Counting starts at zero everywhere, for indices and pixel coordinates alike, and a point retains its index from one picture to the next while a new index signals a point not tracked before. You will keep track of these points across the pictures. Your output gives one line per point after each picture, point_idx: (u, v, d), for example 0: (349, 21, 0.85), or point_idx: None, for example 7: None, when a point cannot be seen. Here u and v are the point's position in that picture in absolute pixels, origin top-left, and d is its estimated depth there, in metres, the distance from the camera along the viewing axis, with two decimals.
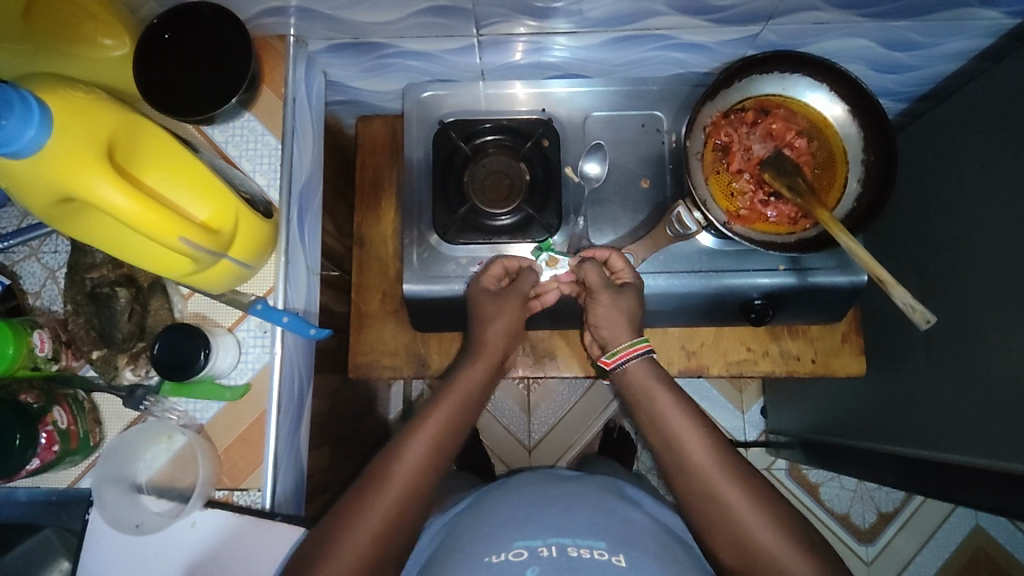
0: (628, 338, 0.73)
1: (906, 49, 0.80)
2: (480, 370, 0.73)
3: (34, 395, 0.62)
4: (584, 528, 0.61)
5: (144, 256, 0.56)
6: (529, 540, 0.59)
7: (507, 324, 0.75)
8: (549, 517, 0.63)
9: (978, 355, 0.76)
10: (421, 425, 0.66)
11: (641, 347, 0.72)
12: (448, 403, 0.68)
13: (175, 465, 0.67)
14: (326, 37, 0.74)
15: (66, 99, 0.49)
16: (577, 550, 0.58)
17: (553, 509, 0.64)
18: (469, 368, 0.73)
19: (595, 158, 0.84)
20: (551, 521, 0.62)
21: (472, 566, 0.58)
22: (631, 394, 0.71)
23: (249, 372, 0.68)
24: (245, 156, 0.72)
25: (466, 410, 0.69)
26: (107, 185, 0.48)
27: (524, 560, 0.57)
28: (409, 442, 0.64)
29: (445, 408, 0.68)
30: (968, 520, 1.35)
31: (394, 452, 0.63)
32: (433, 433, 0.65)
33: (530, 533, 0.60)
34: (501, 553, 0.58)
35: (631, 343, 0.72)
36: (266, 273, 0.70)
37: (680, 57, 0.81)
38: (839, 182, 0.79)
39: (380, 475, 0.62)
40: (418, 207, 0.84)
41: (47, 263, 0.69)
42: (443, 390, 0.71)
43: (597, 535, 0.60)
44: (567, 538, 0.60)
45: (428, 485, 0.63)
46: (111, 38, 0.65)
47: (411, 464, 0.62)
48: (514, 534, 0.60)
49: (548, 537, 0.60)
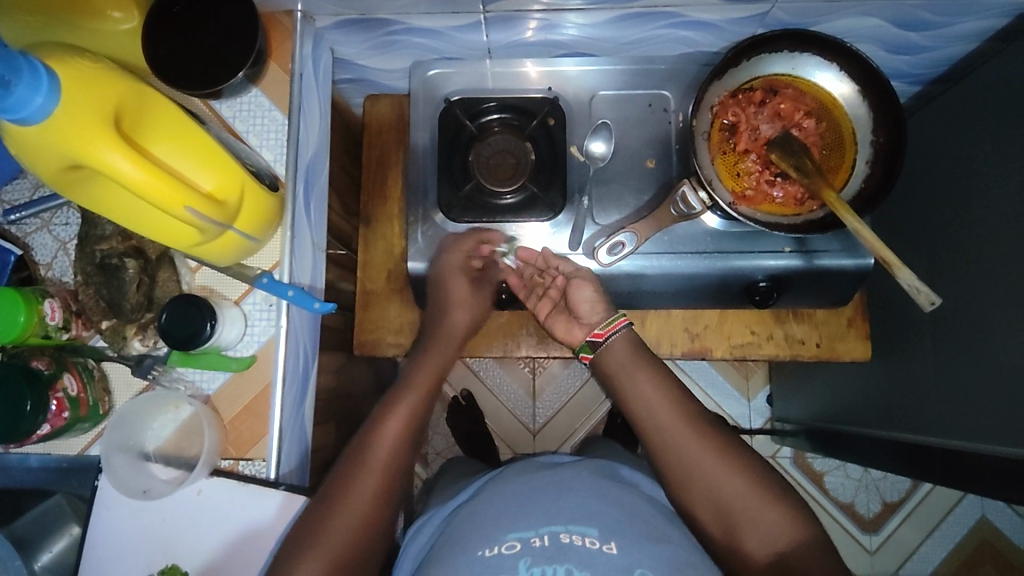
0: (610, 315, 0.77)
1: (918, 29, 0.79)
2: (441, 348, 0.79)
3: (45, 361, 0.64)
4: (579, 514, 0.62)
5: (151, 226, 0.57)
6: (521, 532, 0.60)
7: (461, 298, 0.81)
8: (543, 504, 0.63)
9: (983, 340, 0.76)
10: (388, 423, 0.69)
11: (622, 320, 0.76)
12: (418, 401, 0.72)
13: (182, 434, 0.68)
14: (333, 12, 0.74)
15: (73, 65, 0.49)
16: (569, 537, 0.59)
17: (548, 498, 0.64)
18: (412, 375, 0.75)
19: (600, 137, 0.83)
20: (544, 509, 0.62)
21: (467, 560, 0.59)
22: (614, 368, 0.75)
23: (254, 345, 0.69)
24: (252, 130, 0.73)
25: (430, 386, 0.75)
26: (113, 152, 0.49)
27: (517, 552, 0.58)
28: (376, 445, 0.67)
29: (416, 392, 0.73)
30: (974, 510, 1.35)
31: (363, 448, 0.67)
32: (391, 441, 0.68)
33: (523, 525, 0.61)
34: (495, 546, 0.59)
35: (614, 319, 0.77)
36: (273, 247, 0.71)
37: (688, 35, 0.80)
38: (846, 163, 0.79)
39: (347, 475, 0.65)
40: (425, 185, 0.84)
41: (58, 234, 0.70)
42: (428, 375, 0.75)
43: (591, 521, 0.61)
44: (559, 526, 0.60)
45: (399, 455, 0.68)
46: (120, 11, 0.65)
47: (371, 477, 0.65)
48: (508, 527, 0.61)
49: (541, 527, 0.60)
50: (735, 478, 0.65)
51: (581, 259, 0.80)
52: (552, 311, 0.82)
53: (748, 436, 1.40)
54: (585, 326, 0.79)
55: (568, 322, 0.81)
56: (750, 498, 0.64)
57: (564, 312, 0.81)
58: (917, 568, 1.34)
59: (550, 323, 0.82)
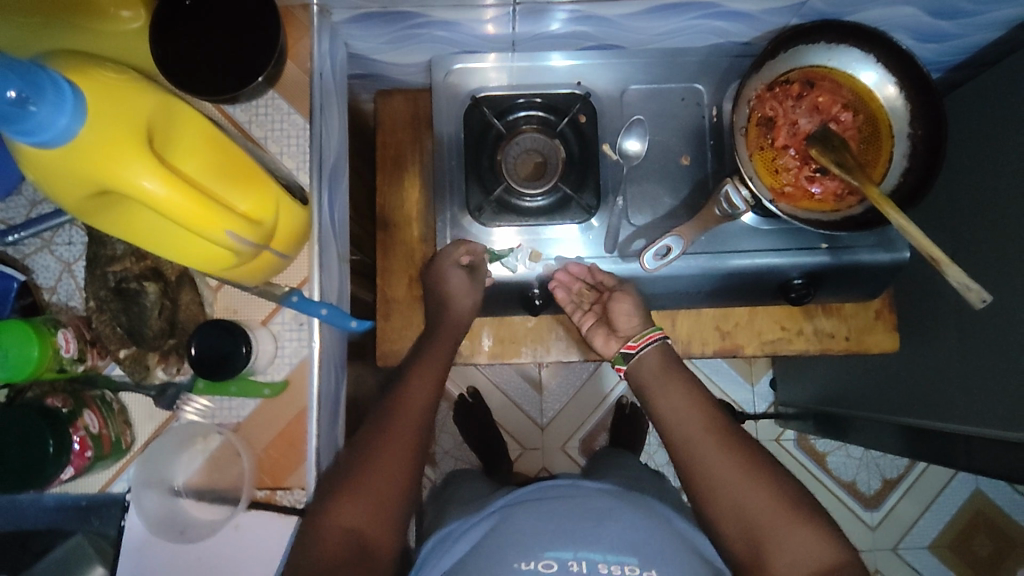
0: (644, 327, 0.76)
1: (950, 18, 0.77)
2: (445, 348, 0.76)
3: (61, 399, 0.59)
4: (617, 540, 0.60)
5: (182, 252, 0.52)
6: (558, 551, 0.59)
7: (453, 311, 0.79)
8: (582, 528, 0.61)
9: (1006, 331, 0.76)
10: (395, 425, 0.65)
11: (658, 333, 0.75)
12: (419, 403, 0.68)
13: (210, 467, 0.64)
14: (351, 6, 0.69)
15: (97, 79, 0.44)
16: (608, 568, 0.58)
17: (588, 521, 0.62)
18: (398, 407, 0.67)
19: (634, 135, 0.79)
20: (583, 532, 0.61)
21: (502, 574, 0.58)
22: (648, 378, 0.73)
23: (286, 367, 0.65)
24: (271, 137, 0.67)
25: (433, 386, 0.71)
26: (145, 175, 0.44)
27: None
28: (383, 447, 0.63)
29: (419, 392, 0.69)
30: (969, 483, 1.38)
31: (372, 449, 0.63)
32: (395, 442, 0.63)
33: (561, 544, 0.60)
34: (531, 561, 0.58)
35: (651, 329, 0.75)
36: (300, 263, 0.66)
37: (722, 26, 0.77)
38: (884, 158, 0.77)
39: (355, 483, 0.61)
40: (450, 186, 0.80)
41: (61, 255, 0.64)
42: (428, 376, 0.71)
43: (631, 550, 0.60)
44: (597, 553, 0.59)
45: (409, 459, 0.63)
46: (128, 9, 0.60)
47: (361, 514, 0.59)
48: (545, 544, 0.60)
49: (578, 550, 0.59)
50: (782, 486, 0.64)
51: (616, 262, 0.78)
52: (594, 325, 0.80)
53: (753, 422, 1.41)
54: (621, 338, 0.78)
55: (607, 335, 0.79)
56: (796, 506, 0.63)
57: (605, 326, 0.80)
58: (914, 542, 1.37)
59: (590, 334, 0.81)
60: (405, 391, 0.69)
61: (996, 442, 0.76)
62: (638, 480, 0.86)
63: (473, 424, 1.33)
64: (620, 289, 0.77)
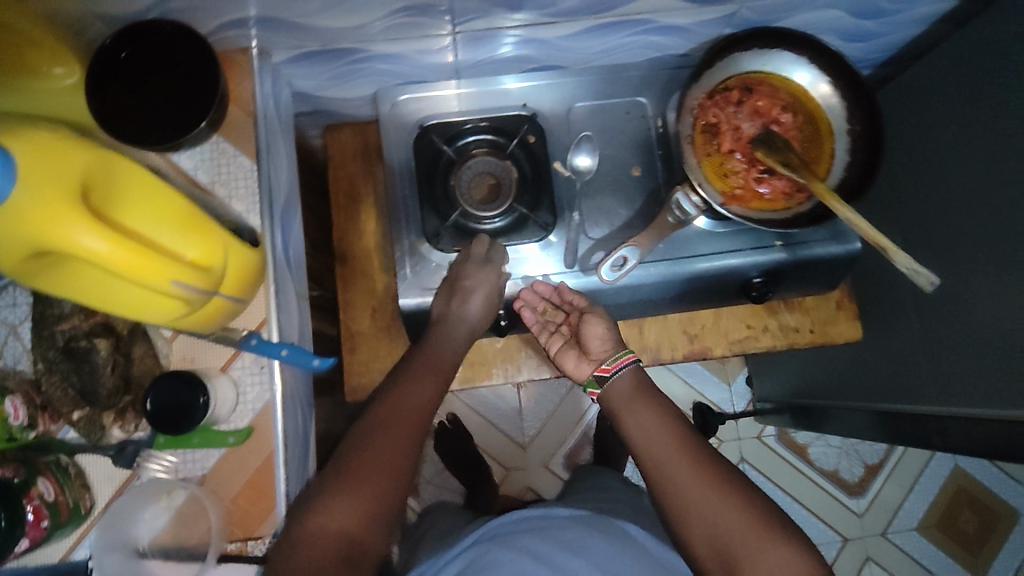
0: (619, 350, 0.77)
1: (873, 18, 0.80)
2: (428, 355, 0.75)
3: (11, 469, 0.56)
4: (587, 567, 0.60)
5: (131, 308, 0.50)
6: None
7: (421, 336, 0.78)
8: (553, 558, 0.61)
9: (958, 309, 0.78)
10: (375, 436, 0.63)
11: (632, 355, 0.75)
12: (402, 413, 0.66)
13: (178, 524, 0.62)
14: (292, 46, 0.69)
15: (30, 138, 0.43)
16: None
17: (561, 551, 0.62)
18: (381, 419, 0.65)
19: (583, 150, 0.81)
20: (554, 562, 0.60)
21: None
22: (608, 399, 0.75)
23: (249, 413, 0.64)
24: (219, 181, 0.67)
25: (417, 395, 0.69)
26: (85, 233, 0.43)
27: None
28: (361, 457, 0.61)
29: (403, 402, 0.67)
30: (948, 461, 1.40)
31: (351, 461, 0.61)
32: (376, 450, 0.62)
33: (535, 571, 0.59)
34: None
35: (625, 352, 0.76)
36: (257, 305, 0.65)
37: (656, 40, 0.79)
38: (827, 155, 0.79)
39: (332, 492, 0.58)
40: (406, 215, 0.80)
41: (5, 318, 0.62)
42: (409, 388, 0.70)
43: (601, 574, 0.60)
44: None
45: (390, 468, 0.61)
46: (61, 66, 0.60)
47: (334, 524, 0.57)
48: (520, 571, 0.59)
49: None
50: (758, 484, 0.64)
51: (581, 277, 0.78)
52: (562, 346, 0.81)
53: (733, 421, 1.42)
54: (593, 362, 0.78)
55: (578, 358, 0.80)
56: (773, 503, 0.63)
57: (575, 348, 0.80)
58: (903, 524, 1.39)
59: (559, 356, 0.82)
60: (383, 409, 0.66)
61: (960, 417, 0.78)
62: (621, 491, 0.85)
63: (454, 451, 1.31)
64: (590, 313, 0.78)
